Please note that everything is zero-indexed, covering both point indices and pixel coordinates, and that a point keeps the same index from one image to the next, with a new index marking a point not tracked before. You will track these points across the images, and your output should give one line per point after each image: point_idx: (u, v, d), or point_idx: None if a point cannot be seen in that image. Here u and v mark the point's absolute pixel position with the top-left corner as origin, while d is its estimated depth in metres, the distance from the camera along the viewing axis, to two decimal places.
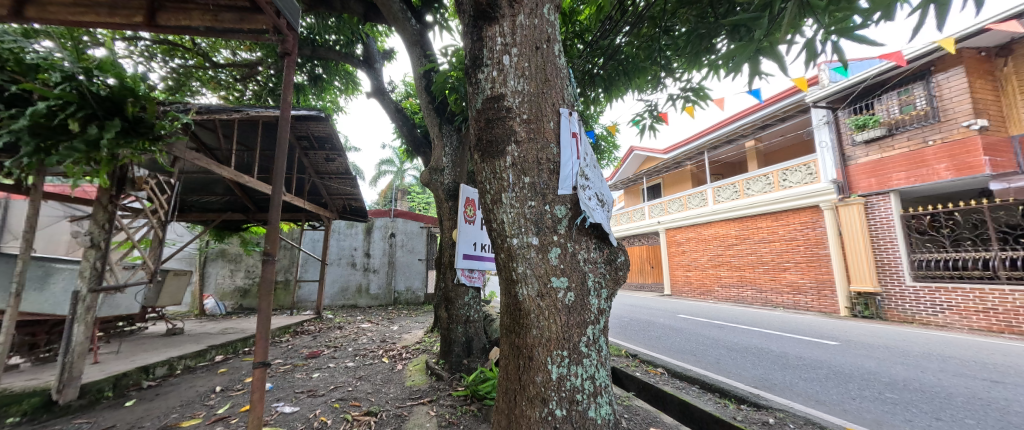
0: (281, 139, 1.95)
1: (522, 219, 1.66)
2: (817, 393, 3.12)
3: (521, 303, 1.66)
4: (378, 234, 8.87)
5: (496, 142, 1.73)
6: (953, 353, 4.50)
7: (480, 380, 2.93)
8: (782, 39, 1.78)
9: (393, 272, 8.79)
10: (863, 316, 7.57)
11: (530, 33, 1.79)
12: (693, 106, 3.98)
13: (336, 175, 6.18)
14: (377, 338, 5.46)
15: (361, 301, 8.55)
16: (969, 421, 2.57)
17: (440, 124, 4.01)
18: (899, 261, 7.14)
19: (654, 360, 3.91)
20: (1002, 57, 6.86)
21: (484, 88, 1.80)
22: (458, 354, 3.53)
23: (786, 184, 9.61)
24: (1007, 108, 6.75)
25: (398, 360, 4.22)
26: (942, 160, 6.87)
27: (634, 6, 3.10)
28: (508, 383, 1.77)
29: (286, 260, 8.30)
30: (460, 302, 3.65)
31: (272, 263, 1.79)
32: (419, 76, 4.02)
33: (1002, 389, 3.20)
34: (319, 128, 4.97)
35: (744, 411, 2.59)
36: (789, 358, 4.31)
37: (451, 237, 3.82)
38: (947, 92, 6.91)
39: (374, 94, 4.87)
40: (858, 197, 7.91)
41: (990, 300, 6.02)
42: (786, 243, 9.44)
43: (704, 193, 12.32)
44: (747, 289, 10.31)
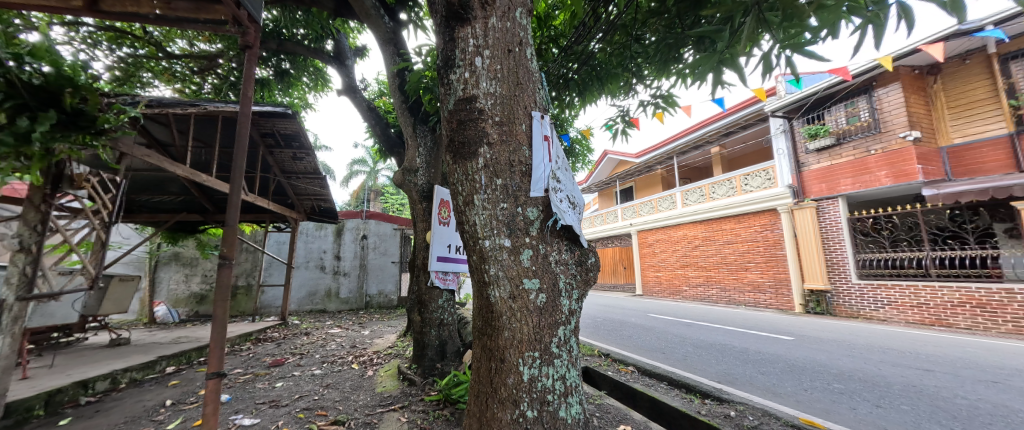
0: (240, 135, 1.85)
1: (494, 221, 1.67)
2: (774, 386, 3.31)
3: (493, 305, 1.66)
4: (349, 236, 8.59)
5: (467, 144, 1.73)
6: (893, 345, 4.90)
7: (453, 383, 2.90)
8: (742, 52, 1.89)
9: (365, 275, 8.53)
10: (815, 312, 8.12)
11: (502, 36, 1.80)
12: (663, 113, 4.11)
13: (304, 175, 5.92)
14: (347, 343, 5.28)
15: (331, 306, 8.24)
16: (905, 407, 2.81)
17: (414, 124, 3.94)
18: (846, 260, 7.71)
19: (625, 359, 4.01)
20: (933, 75, 7.51)
21: (456, 89, 1.79)
22: (432, 358, 3.47)
23: (747, 188, 10.15)
24: (937, 121, 7.45)
25: (368, 366, 4.10)
26: (883, 167, 7.52)
27: (607, 13, 3.17)
28: (480, 385, 1.76)
29: (249, 263, 7.87)
30: (433, 305, 3.59)
31: (229, 268, 1.69)
32: (392, 75, 3.94)
33: (933, 377, 3.53)
34: (285, 126, 4.76)
35: (708, 405, 2.70)
36: (750, 353, 4.55)
37: (424, 239, 3.75)
38: (886, 106, 7.55)
39: (345, 92, 4.71)
40: (810, 201, 8.49)
41: (923, 295, 6.62)
42: (748, 244, 9.97)
43: (673, 196, 12.80)
44: (713, 288, 10.79)
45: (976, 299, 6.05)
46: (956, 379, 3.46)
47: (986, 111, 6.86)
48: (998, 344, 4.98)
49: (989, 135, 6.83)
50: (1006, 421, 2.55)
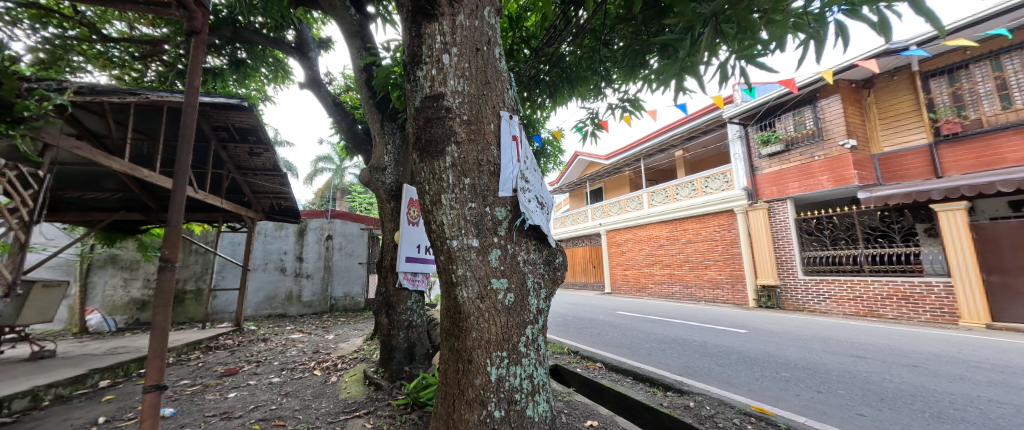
0: (186, 127, 1.71)
1: (462, 221, 1.65)
2: (729, 377, 3.51)
3: (461, 306, 1.65)
4: (312, 236, 8.20)
5: (435, 142, 1.70)
6: (834, 335, 5.35)
7: (421, 386, 2.84)
8: (700, 60, 1.98)
9: (329, 278, 8.18)
10: (767, 306, 8.72)
11: (470, 34, 1.78)
12: (630, 116, 4.23)
13: (262, 172, 5.58)
14: (309, 349, 5.03)
15: (292, 310, 7.82)
16: (841, 391, 3.09)
17: (382, 121, 3.83)
18: (793, 258, 8.34)
19: (594, 356, 4.10)
20: (867, 88, 8.26)
21: (423, 86, 1.75)
22: (400, 361, 3.39)
23: (708, 190, 10.71)
24: (870, 131, 8.20)
25: (332, 371, 3.93)
26: (825, 172, 8.17)
27: (576, 18, 3.24)
28: (447, 388, 1.74)
29: (198, 266, 7.32)
30: (401, 307, 3.50)
31: (170, 272, 1.56)
32: (358, 69, 3.80)
33: (865, 364, 3.89)
34: (240, 119, 4.46)
35: (670, 397, 2.82)
36: (708, 346, 4.80)
37: (392, 240, 3.65)
38: (828, 116, 8.22)
39: (308, 85, 4.48)
40: (763, 203, 9.12)
41: (858, 289, 7.28)
42: (707, 243, 10.52)
43: (640, 197, 13.27)
44: (676, 285, 11.29)
45: (901, 292, 6.74)
46: (884, 364, 3.84)
47: (910, 123, 7.63)
48: (919, 332, 5.57)
49: (913, 145, 7.61)
50: (924, 400, 2.87)
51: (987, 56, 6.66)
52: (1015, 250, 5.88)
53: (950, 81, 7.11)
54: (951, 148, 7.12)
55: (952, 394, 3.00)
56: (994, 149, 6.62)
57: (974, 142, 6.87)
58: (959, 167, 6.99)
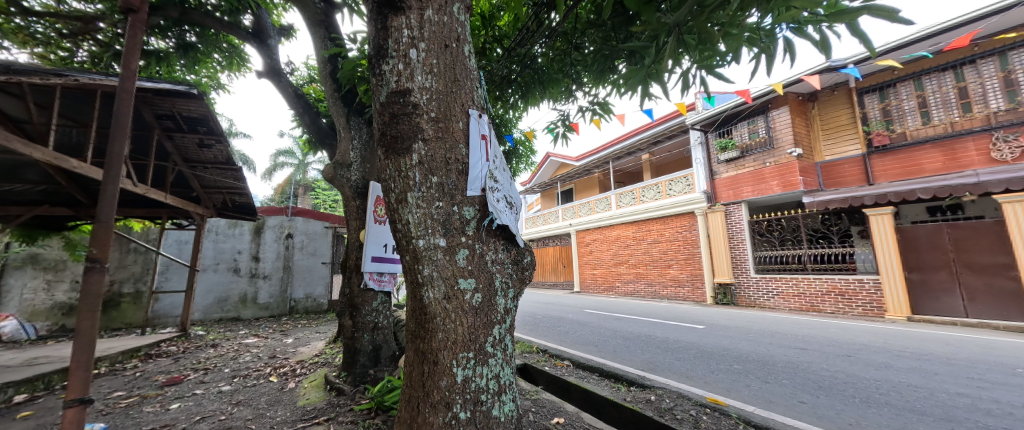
0: (121, 114, 1.56)
1: (428, 220, 1.61)
2: (688, 371, 3.69)
3: (427, 306, 1.62)
4: (270, 235, 7.73)
5: (401, 138, 1.66)
6: (782, 329, 5.76)
7: (386, 390, 2.76)
8: (665, 67, 2.05)
9: (289, 278, 7.74)
10: (723, 303, 9.26)
11: (438, 30, 1.75)
12: (600, 119, 4.33)
13: (213, 165, 5.18)
14: (265, 354, 4.75)
15: (247, 313, 7.34)
16: (786, 381, 3.33)
17: (347, 115, 3.67)
18: (746, 257, 8.94)
19: (561, 354, 4.17)
20: (812, 102, 8.91)
21: (389, 81, 1.70)
22: (363, 365, 3.27)
23: (671, 192, 11.22)
24: (814, 141, 8.89)
25: (290, 377, 3.73)
26: (775, 178, 8.77)
27: (549, 20, 3.27)
28: (412, 390, 1.70)
29: (138, 266, 6.69)
30: (366, 308, 3.39)
31: (99, 273, 1.41)
32: (322, 60, 3.62)
33: (808, 355, 4.21)
34: (188, 107, 4.13)
35: (633, 392, 2.92)
36: (669, 342, 5.03)
37: (357, 238, 3.52)
38: (778, 126, 8.83)
39: (266, 74, 4.21)
40: (720, 206, 9.69)
41: (802, 285, 7.91)
42: (670, 243, 11.01)
43: (608, 198, 13.67)
44: (641, 283, 11.73)
45: (838, 288, 7.40)
46: (823, 355, 4.19)
47: (848, 135, 8.37)
48: (853, 325, 6.13)
49: (849, 155, 8.35)
50: (855, 387, 3.16)
51: (911, 76, 7.42)
52: (930, 251, 6.64)
53: (881, 98, 7.87)
54: (881, 158, 7.88)
55: (878, 380, 3.33)
56: (916, 161, 7.42)
57: (900, 154, 7.66)
58: (887, 176, 7.76)
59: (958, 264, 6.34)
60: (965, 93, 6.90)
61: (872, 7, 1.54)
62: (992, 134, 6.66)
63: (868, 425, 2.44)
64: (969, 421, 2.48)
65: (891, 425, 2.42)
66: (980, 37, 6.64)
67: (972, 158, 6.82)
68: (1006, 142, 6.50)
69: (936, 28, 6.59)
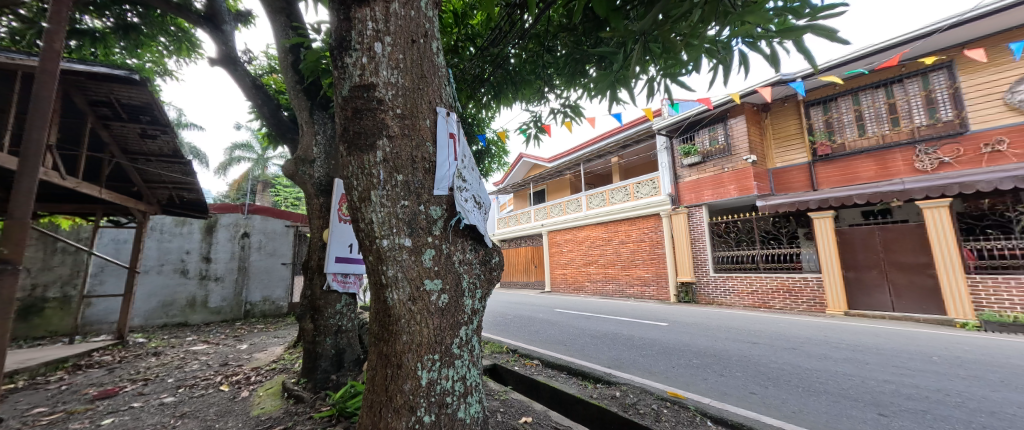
0: (41, 99, 1.40)
1: (393, 219, 1.57)
2: (651, 367, 3.83)
3: (391, 308, 1.57)
4: (223, 233, 7.22)
5: (365, 134, 1.60)
6: (737, 325, 6.12)
7: (348, 396, 2.66)
8: (633, 73, 2.11)
9: (245, 280, 7.28)
10: (684, 301, 9.72)
11: (405, 25, 1.71)
12: (570, 121, 4.41)
13: (158, 158, 4.75)
14: (216, 362, 4.43)
15: (195, 318, 6.80)
16: (738, 373, 3.54)
17: (310, 108, 3.51)
18: (706, 257, 9.45)
19: (531, 354, 4.19)
20: (765, 112, 9.50)
21: (352, 75, 1.63)
22: (325, 370, 3.13)
23: (639, 195, 11.63)
24: (766, 149, 9.51)
25: (243, 385, 3.50)
26: (732, 182, 9.30)
27: (521, 22, 3.28)
28: (375, 396, 1.64)
29: (66, 269, 6.02)
30: (329, 311, 3.25)
31: (12, 276, 1.26)
32: (283, 50, 3.45)
33: (759, 349, 4.50)
34: (128, 94, 3.77)
35: (599, 388, 2.99)
36: (634, 339, 5.21)
37: (321, 238, 3.36)
38: (736, 133, 9.38)
39: (220, 62, 3.93)
40: (683, 208, 10.17)
41: (755, 283, 8.48)
42: (637, 244, 11.41)
43: (579, 200, 13.94)
44: (610, 283, 12.07)
45: (786, 286, 8.00)
46: (772, 348, 4.50)
47: (796, 144, 9.04)
48: (799, 320, 6.61)
49: (797, 162, 9.00)
50: (798, 377, 3.41)
51: (849, 92, 8.16)
52: (864, 252, 7.30)
53: (824, 111, 8.57)
54: (824, 166, 8.56)
55: (819, 370, 3.61)
56: (853, 169, 8.13)
57: (840, 162, 8.36)
58: (828, 182, 8.44)
59: (886, 264, 7.01)
60: (894, 108, 7.67)
61: (815, 26, 1.69)
62: (916, 146, 7.42)
63: (811, 412, 2.64)
64: (893, 404, 2.75)
65: (829, 412, 2.63)
66: (906, 59, 7.38)
67: (899, 167, 7.56)
68: (927, 154, 7.27)
69: (870, 49, 7.27)
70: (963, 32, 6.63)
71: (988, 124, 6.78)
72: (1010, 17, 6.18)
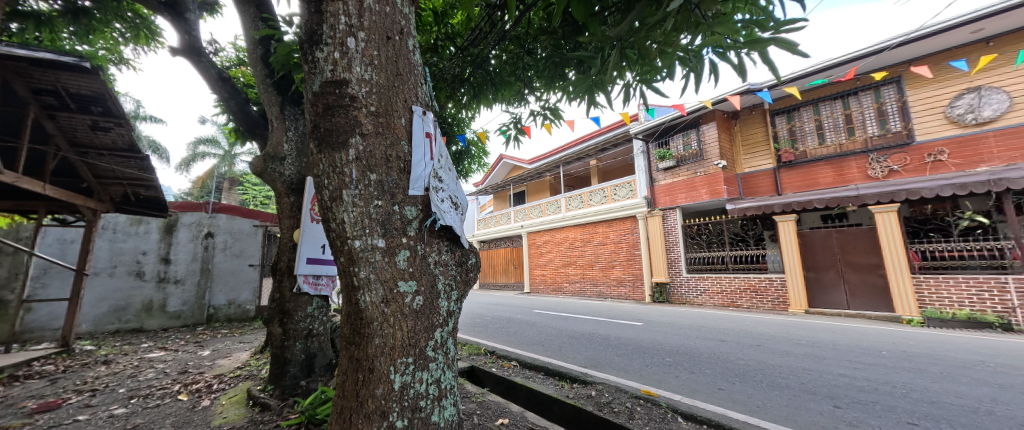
0: None
1: (366, 219, 1.52)
2: (626, 365, 3.91)
3: (363, 311, 1.53)
4: (185, 233, 6.81)
5: (336, 132, 1.55)
6: (708, 324, 6.34)
7: (318, 402, 2.57)
8: (610, 78, 2.16)
9: (208, 283, 6.89)
10: (659, 301, 10.00)
11: (380, 20, 1.67)
12: (550, 124, 4.45)
13: (111, 152, 4.42)
14: (175, 369, 4.17)
15: (152, 324, 6.37)
16: (708, 370, 3.67)
17: (281, 103, 3.37)
18: (679, 258, 9.76)
19: (509, 355, 4.19)
20: (734, 119, 9.92)
21: (323, 69, 1.58)
22: (294, 376, 3.01)
23: (616, 197, 11.88)
24: (735, 155, 9.93)
25: (204, 394, 3.31)
26: (704, 187, 9.64)
27: (501, 23, 3.28)
28: (345, 401, 1.58)
29: (3, 271, 5.52)
30: (299, 314, 3.12)
31: None
32: (252, 42, 3.31)
33: (727, 346, 4.68)
34: (77, 83, 3.49)
35: (575, 388, 3.02)
36: (610, 339, 5.31)
37: (291, 239, 3.22)
38: (708, 139, 9.74)
39: (182, 52, 3.71)
40: (658, 211, 10.46)
41: (725, 283, 8.83)
42: (614, 245, 11.64)
43: (559, 201, 14.08)
44: (588, 284, 12.27)
45: (753, 285, 8.38)
46: (739, 345, 4.70)
47: (762, 151, 9.48)
48: (765, 318, 6.93)
49: (763, 168, 9.45)
50: (763, 373, 3.57)
51: (811, 102, 8.65)
52: (823, 253, 7.75)
53: (788, 119, 9.05)
54: (788, 172, 9.03)
55: (782, 366, 3.80)
56: (814, 175, 8.62)
57: (802, 169, 8.83)
58: (792, 188, 8.90)
59: (842, 265, 7.46)
60: (850, 119, 8.20)
61: (779, 39, 1.77)
62: (869, 155, 7.95)
63: (773, 406, 2.77)
64: (848, 397, 2.93)
65: (790, 405, 2.77)
66: (861, 73, 7.90)
67: (854, 174, 8.07)
68: (879, 162, 7.80)
69: (830, 62, 7.72)
70: (911, 50, 7.16)
71: (931, 135, 7.35)
72: (950, 36, 6.75)
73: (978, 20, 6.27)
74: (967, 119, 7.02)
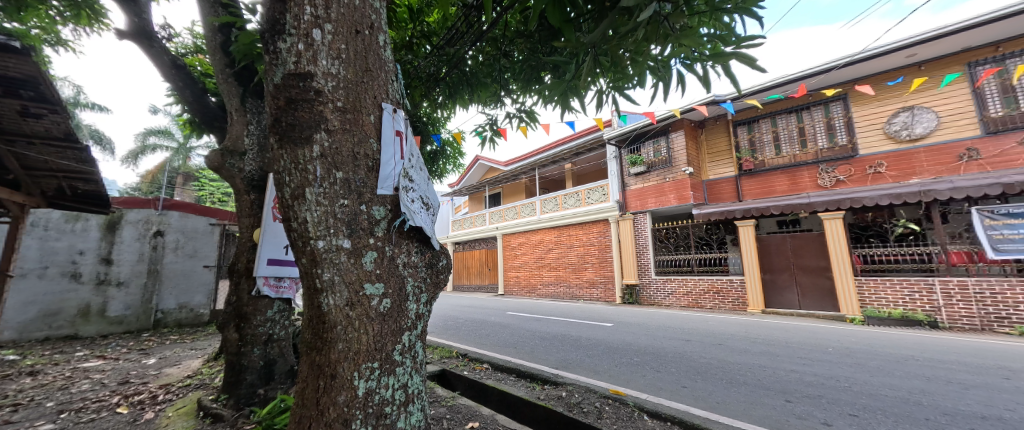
0: None
1: (330, 219, 1.46)
2: (597, 366, 3.98)
3: (326, 314, 1.47)
4: (131, 232, 6.28)
5: (300, 127, 1.48)
6: (675, 324, 6.58)
7: (277, 411, 2.44)
8: (584, 84, 2.20)
9: (156, 286, 6.40)
10: (628, 302, 10.28)
11: (348, 14, 1.62)
12: (526, 126, 4.46)
13: (42, 141, 3.98)
14: (115, 380, 3.81)
15: (88, 330, 5.79)
16: (673, 369, 3.81)
17: (243, 95, 3.18)
18: (648, 261, 10.10)
19: (481, 357, 4.15)
20: (700, 128, 10.39)
21: (286, 61, 1.50)
22: (251, 384, 2.84)
23: (590, 200, 12.13)
24: (701, 162, 10.39)
25: (148, 406, 3.05)
26: (673, 192, 10.04)
27: (479, 24, 3.27)
28: (304, 410, 1.50)
29: None
30: (258, 319, 2.95)
31: None
32: (210, 29, 3.11)
33: (691, 345, 4.88)
34: (3, 64, 3.11)
35: (546, 389, 3.04)
36: (581, 340, 5.40)
37: (251, 239, 3.04)
38: (676, 147, 10.14)
39: (131, 36, 3.41)
40: (629, 215, 10.77)
41: (691, 285, 9.21)
42: (587, 247, 11.87)
43: (534, 204, 14.19)
44: (561, 285, 12.43)
45: (716, 287, 8.80)
46: (702, 344, 4.92)
47: (725, 159, 9.98)
48: (727, 318, 7.28)
49: (726, 175, 9.95)
50: (723, 370, 3.75)
51: (769, 115, 9.22)
52: (778, 256, 8.25)
53: (749, 130, 9.60)
54: (748, 179, 9.56)
55: (741, 363, 4.00)
56: (771, 183, 9.17)
57: (761, 177, 9.38)
58: (751, 195, 9.44)
59: (795, 267, 7.98)
60: (803, 132, 8.81)
61: (739, 54, 1.87)
62: (819, 166, 8.57)
63: (732, 402, 2.91)
64: (798, 391, 3.13)
65: (747, 400, 2.92)
66: (812, 89, 8.53)
67: (806, 183, 8.67)
68: (827, 173, 8.43)
69: (785, 79, 8.28)
70: (855, 70, 7.81)
71: (872, 149, 8.03)
72: (890, 59, 7.40)
73: (912, 46, 6.93)
74: (902, 135, 7.73)
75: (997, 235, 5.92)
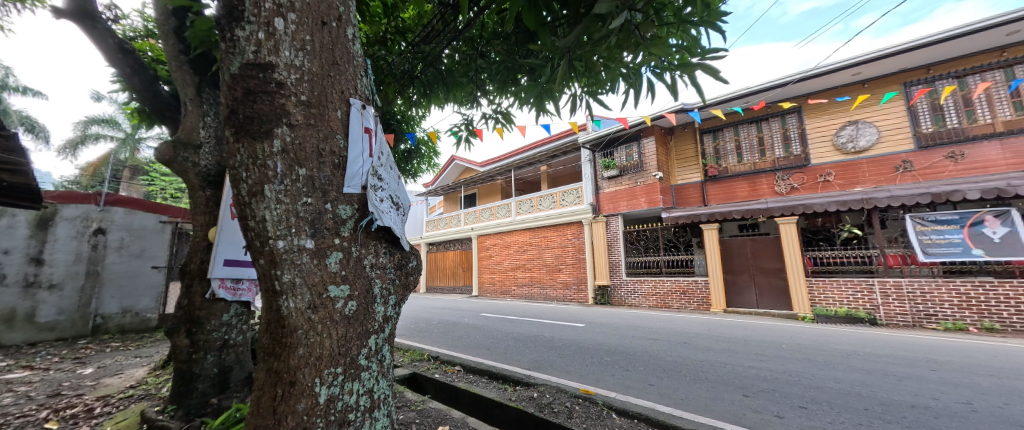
0: None
1: (291, 218, 1.39)
2: (568, 366, 4.03)
3: (286, 318, 1.39)
4: (66, 229, 5.71)
5: (260, 120, 1.40)
6: (643, 324, 6.79)
7: (231, 421, 2.30)
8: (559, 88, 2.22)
9: (95, 288, 5.84)
10: (600, 302, 10.50)
11: (314, 3, 1.55)
12: (502, 128, 4.46)
13: None
14: (43, 392, 3.44)
15: (12, 338, 5.21)
16: (640, 367, 3.93)
17: (199, 84, 2.97)
18: (619, 262, 10.37)
19: (452, 360, 4.10)
20: (669, 135, 10.79)
21: (244, 50, 1.42)
22: (204, 393, 2.66)
23: (564, 203, 12.31)
24: (670, 167, 10.79)
25: (82, 420, 2.78)
26: (643, 196, 10.36)
27: (455, 22, 3.24)
28: (260, 420, 1.41)
29: None
30: (213, 323, 2.77)
31: None
32: (162, 12, 2.89)
33: (658, 344, 5.06)
34: None
35: (518, 390, 3.05)
36: (553, 340, 5.46)
37: (205, 237, 2.85)
38: (647, 152, 10.47)
39: (69, 14, 3.10)
40: (602, 217, 11.02)
41: (660, 285, 9.54)
42: (560, 249, 12.03)
43: (509, 205, 14.20)
44: (535, 287, 12.53)
45: (682, 288, 9.16)
46: (668, 343, 5.11)
47: (692, 165, 10.41)
48: (692, 318, 7.58)
49: (692, 181, 10.38)
50: (686, 367, 3.91)
51: (731, 124, 9.74)
52: (739, 258, 8.70)
53: (713, 138, 10.08)
54: (713, 185, 10.03)
55: (703, 360, 4.19)
56: (733, 189, 9.67)
57: (724, 183, 9.86)
58: (715, 200, 9.91)
59: (754, 269, 8.45)
60: (762, 141, 9.36)
61: (705, 65, 1.96)
62: (776, 173, 9.12)
63: (695, 398, 3.03)
64: (755, 386, 3.30)
65: (708, 396, 3.06)
66: (771, 101, 9.07)
67: (765, 190, 9.21)
68: (783, 180, 8.99)
69: (748, 91, 8.75)
70: (811, 85, 8.36)
71: (823, 159, 8.65)
72: (841, 76, 7.99)
73: (861, 64, 7.50)
74: (848, 147, 8.38)
75: (927, 240, 6.56)
